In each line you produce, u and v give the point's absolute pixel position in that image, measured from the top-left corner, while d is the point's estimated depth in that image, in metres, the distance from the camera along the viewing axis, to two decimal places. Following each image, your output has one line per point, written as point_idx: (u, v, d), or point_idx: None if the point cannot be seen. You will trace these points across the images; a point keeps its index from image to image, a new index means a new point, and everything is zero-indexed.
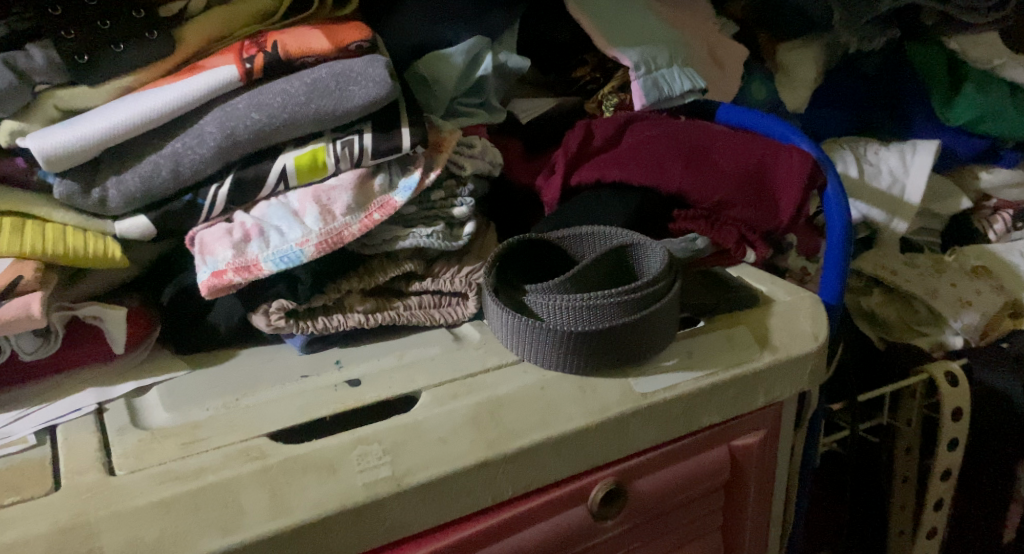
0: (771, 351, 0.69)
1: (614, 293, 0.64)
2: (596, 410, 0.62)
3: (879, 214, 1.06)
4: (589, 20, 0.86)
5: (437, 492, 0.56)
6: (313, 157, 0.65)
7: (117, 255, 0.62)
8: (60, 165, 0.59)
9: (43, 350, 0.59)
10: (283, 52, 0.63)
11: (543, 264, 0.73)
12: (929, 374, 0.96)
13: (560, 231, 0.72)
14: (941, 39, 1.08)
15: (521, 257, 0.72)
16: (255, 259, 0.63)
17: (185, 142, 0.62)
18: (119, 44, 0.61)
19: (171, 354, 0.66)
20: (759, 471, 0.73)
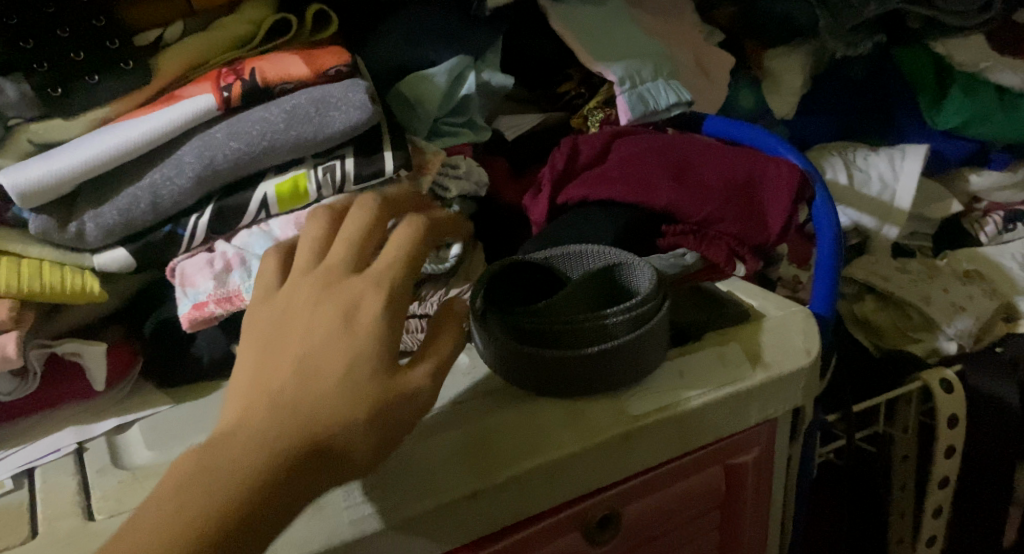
0: (764, 368, 0.68)
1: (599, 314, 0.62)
2: (587, 435, 0.61)
3: (868, 220, 1.07)
4: (572, 36, 0.85)
5: (425, 525, 0.56)
6: (294, 184, 0.64)
7: (95, 289, 0.60)
8: (35, 200, 0.58)
9: (21, 391, 0.58)
10: (262, 78, 0.62)
11: (534, 287, 0.71)
12: (923, 382, 0.94)
13: (551, 252, 0.70)
14: (928, 42, 1.07)
15: (514, 279, 0.70)
16: (237, 289, 0.61)
17: (163, 172, 0.61)
18: (93, 75, 0.60)
19: (154, 387, 0.65)
20: (754, 489, 0.73)
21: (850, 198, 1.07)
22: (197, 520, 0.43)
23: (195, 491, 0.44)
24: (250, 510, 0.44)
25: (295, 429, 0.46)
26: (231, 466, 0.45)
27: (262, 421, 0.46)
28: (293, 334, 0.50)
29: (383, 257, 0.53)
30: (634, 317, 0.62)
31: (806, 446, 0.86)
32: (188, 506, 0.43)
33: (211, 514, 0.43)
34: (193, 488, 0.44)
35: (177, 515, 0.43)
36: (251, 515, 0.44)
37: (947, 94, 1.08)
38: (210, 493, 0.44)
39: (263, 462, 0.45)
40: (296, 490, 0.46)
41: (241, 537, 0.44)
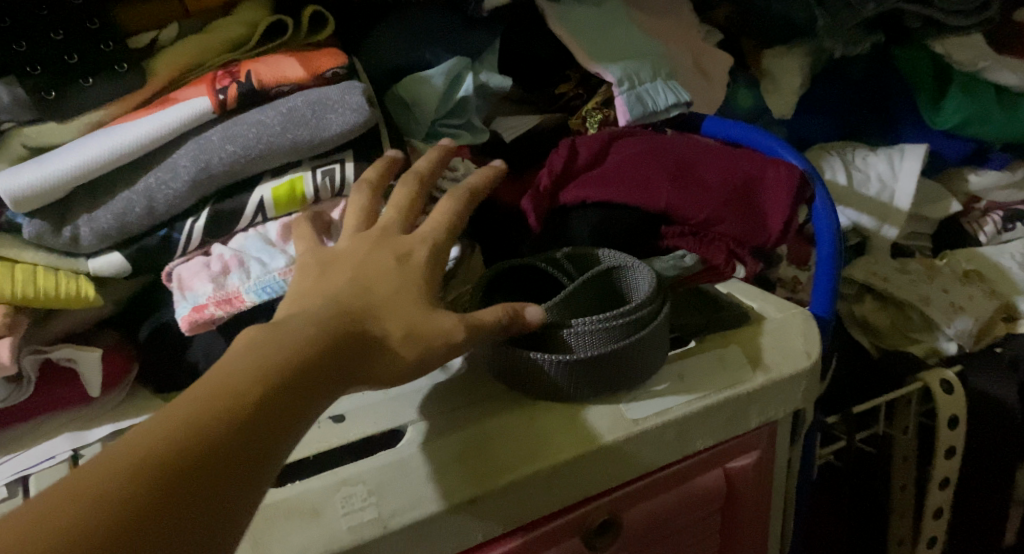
0: (763, 371, 0.68)
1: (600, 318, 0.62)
2: (587, 440, 0.60)
3: (868, 220, 1.06)
4: (569, 37, 0.85)
5: (423, 531, 0.55)
6: (290, 187, 0.63)
7: (89, 294, 0.59)
8: (29, 205, 0.57)
9: (15, 397, 0.57)
10: (257, 81, 0.61)
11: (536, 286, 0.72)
12: (924, 383, 0.94)
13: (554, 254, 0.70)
14: (927, 43, 1.06)
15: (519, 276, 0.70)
16: (236, 290, 0.61)
17: (158, 176, 0.60)
18: (87, 78, 0.59)
19: (150, 393, 0.64)
20: (754, 492, 0.72)
21: (850, 198, 1.07)
22: (165, 451, 0.41)
23: (162, 427, 0.42)
24: (220, 441, 0.42)
25: (257, 368, 0.45)
26: (198, 402, 0.43)
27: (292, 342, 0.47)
28: (351, 264, 0.54)
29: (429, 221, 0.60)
30: (631, 320, 0.62)
31: (806, 449, 0.86)
32: (152, 441, 0.41)
33: (176, 445, 0.41)
34: (160, 427, 0.42)
35: (140, 450, 0.41)
36: (220, 445, 0.42)
37: (946, 93, 1.07)
38: (170, 429, 0.42)
39: (233, 397, 0.44)
40: (270, 418, 0.44)
41: (212, 467, 0.41)
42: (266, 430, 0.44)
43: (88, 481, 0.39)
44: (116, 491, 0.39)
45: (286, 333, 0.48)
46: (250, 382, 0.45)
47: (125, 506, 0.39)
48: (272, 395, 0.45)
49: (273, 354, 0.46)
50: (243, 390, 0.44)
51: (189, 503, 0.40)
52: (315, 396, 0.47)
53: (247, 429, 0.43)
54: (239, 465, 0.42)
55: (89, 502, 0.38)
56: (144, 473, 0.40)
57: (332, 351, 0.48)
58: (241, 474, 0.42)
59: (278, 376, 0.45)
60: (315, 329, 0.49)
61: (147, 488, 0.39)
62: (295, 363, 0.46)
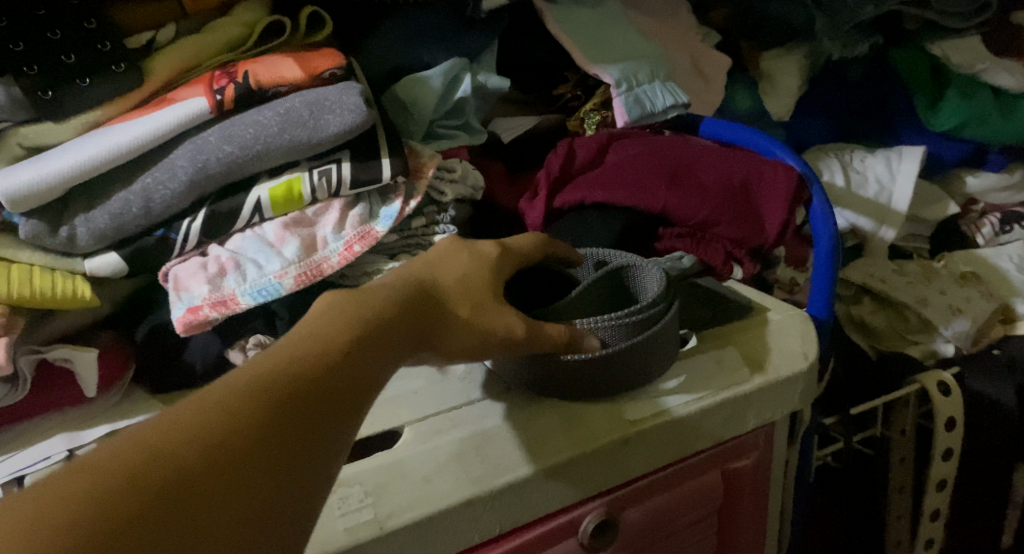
0: (762, 373, 0.68)
1: (612, 317, 0.62)
2: (584, 441, 0.60)
3: (866, 222, 1.06)
4: (568, 38, 0.85)
5: (421, 533, 0.55)
6: (288, 188, 0.63)
7: (86, 295, 0.59)
8: (26, 205, 0.57)
9: (10, 397, 0.57)
10: (254, 82, 0.61)
11: (545, 291, 0.70)
12: (921, 385, 0.94)
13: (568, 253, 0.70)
14: (924, 44, 1.07)
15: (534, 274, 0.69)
16: (233, 292, 0.61)
17: (155, 176, 0.60)
18: (84, 79, 0.59)
19: (146, 394, 0.64)
20: (752, 492, 0.72)
21: (847, 201, 1.07)
22: (247, 399, 0.42)
23: (243, 379, 0.43)
24: (297, 392, 0.44)
25: (350, 320, 0.49)
26: (276, 360, 0.45)
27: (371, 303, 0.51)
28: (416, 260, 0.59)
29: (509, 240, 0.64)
30: (645, 318, 0.63)
31: (804, 450, 0.86)
32: (234, 389, 0.42)
33: (256, 393, 0.43)
34: (239, 380, 0.43)
35: (223, 396, 0.42)
36: (297, 395, 0.43)
37: (944, 95, 1.08)
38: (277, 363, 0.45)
39: (309, 356, 0.45)
40: (343, 378, 0.46)
41: (290, 415, 0.43)
42: (340, 389, 0.45)
43: (173, 423, 0.40)
44: (202, 429, 0.40)
45: (356, 305, 0.50)
46: (323, 345, 0.46)
47: (208, 444, 0.40)
48: (344, 356, 0.47)
49: (342, 322, 0.48)
50: (317, 352, 0.46)
51: (268, 446, 0.41)
52: (382, 364, 0.48)
53: (323, 384, 0.45)
54: (314, 419, 0.43)
55: (174, 440, 0.39)
56: (230, 415, 0.41)
57: (398, 324, 0.51)
58: (317, 425, 0.43)
59: (349, 341, 0.47)
60: (383, 303, 0.51)
61: (233, 429, 0.41)
62: (365, 332, 0.49)
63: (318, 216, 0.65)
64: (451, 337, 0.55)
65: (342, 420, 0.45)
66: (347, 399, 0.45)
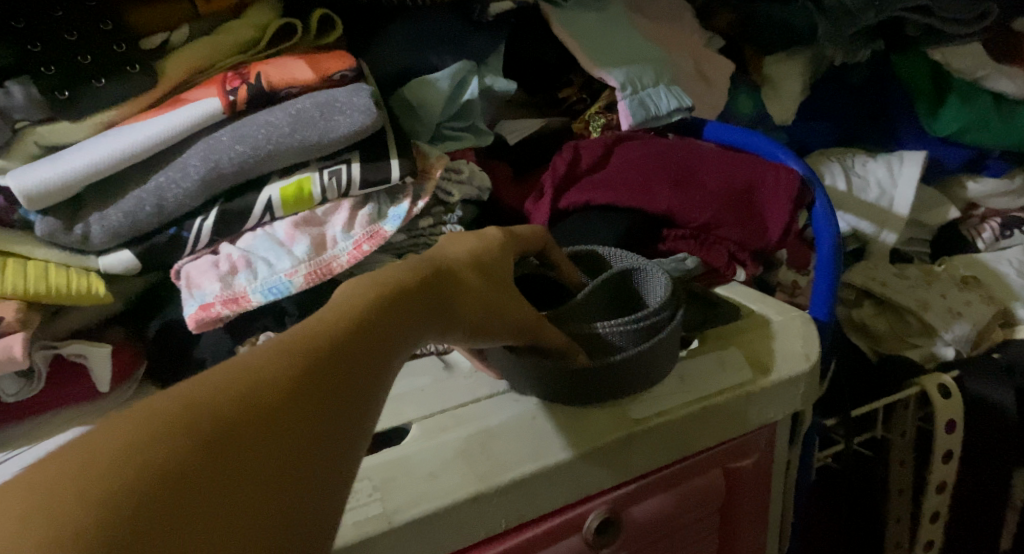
0: (764, 374, 0.69)
1: (619, 323, 0.63)
2: (587, 439, 0.61)
3: (867, 225, 1.07)
4: (574, 41, 0.86)
5: (429, 528, 0.56)
6: (298, 188, 0.64)
7: (101, 291, 0.60)
8: (42, 203, 0.58)
9: (26, 391, 0.58)
10: (267, 83, 0.62)
11: (544, 288, 0.71)
12: (921, 387, 0.95)
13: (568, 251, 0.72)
14: (924, 49, 1.08)
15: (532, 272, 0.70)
16: (243, 290, 0.62)
17: (168, 175, 0.61)
18: (99, 79, 0.60)
19: (157, 390, 0.65)
20: (753, 492, 0.73)
21: (849, 204, 1.08)
22: (279, 364, 0.41)
23: (273, 347, 0.42)
24: (328, 357, 0.43)
25: (376, 290, 0.48)
26: (305, 329, 0.44)
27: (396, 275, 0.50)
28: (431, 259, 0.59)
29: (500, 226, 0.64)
30: (653, 324, 0.63)
31: (805, 451, 0.87)
32: (265, 356, 0.41)
33: (288, 358, 0.41)
34: (269, 348, 0.42)
35: (257, 360, 0.41)
36: (330, 361, 0.43)
37: (944, 101, 1.09)
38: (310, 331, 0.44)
39: (336, 325, 0.44)
40: (371, 345, 0.45)
41: (323, 379, 0.42)
42: (369, 355, 0.44)
43: (213, 382, 0.39)
44: (237, 392, 0.39)
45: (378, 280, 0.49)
46: (348, 314, 0.46)
47: (246, 405, 0.39)
48: (370, 326, 0.46)
49: (365, 295, 0.48)
50: (345, 320, 0.45)
51: (306, 408, 0.40)
52: (406, 334, 0.48)
53: (353, 351, 0.44)
54: (347, 383, 0.42)
55: (210, 401, 0.38)
56: (263, 379, 0.40)
57: (423, 296, 0.50)
58: (350, 390, 0.42)
59: (374, 311, 0.47)
60: (402, 275, 0.50)
61: (268, 392, 0.40)
62: (389, 302, 0.48)
63: (327, 216, 0.66)
64: (471, 301, 0.53)
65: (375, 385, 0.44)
66: (381, 366, 0.45)
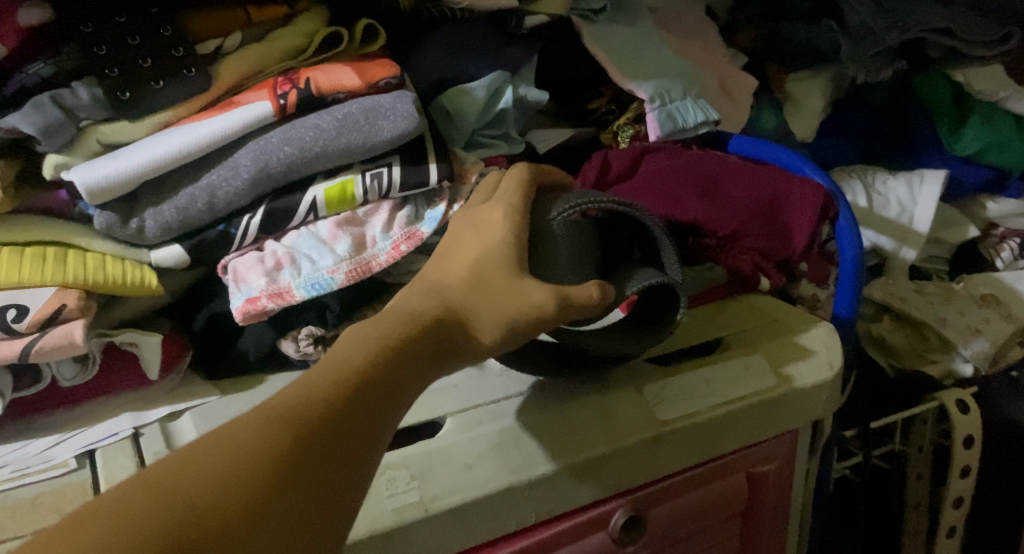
0: (787, 380, 0.70)
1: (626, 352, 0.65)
2: (616, 438, 0.63)
3: (887, 241, 1.09)
4: (605, 54, 0.88)
5: (463, 516, 0.58)
6: (342, 189, 0.66)
7: (153, 283, 0.64)
8: (101, 197, 0.61)
9: (81, 377, 0.62)
10: (315, 88, 0.65)
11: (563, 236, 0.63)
12: (940, 402, 0.95)
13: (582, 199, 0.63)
14: (946, 71, 1.09)
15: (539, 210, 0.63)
16: (288, 285, 0.64)
17: (220, 174, 0.64)
18: (158, 80, 0.63)
19: (202, 379, 0.68)
20: (775, 497, 0.74)
21: (872, 220, 1.09)
22: (266, 447, 0.44)
23: (260, 424, 0.45)
24: (314, 435, 0.45)
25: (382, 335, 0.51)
26: (293, 402, 0.46)
27: (399, 314, 0.53)
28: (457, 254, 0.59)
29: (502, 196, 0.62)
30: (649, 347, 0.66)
31: (823, 461, 0.88)
32: (253, 434, 0.45)
33: (276, 439, 0.44)
34: (257, 425, 0.45)
35: (243, 442, 0.44)
36: (317, 440, 0.45)
37: (966, 121, 1.10)
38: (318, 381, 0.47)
39: (325, 395, 0.47)
40: (360, 416, 0.47)
41: (309, 462, 0.44)
42: (357, 430, 0.47)
43: (229, 446, 0.44)
44: (226, 480, 0.43)
45: (369, 334, 0.51)
46: (334, 380, 0.48)
47: (247, 479, 0.43)
48: (370, 379, 0.49)
49: (357, 355, 0.49)
50: (333, 389, 0.47)
51: (296, 483, 0.44)
52: (398, 392, 0.49)
53: (342, 427, 0.46)
54: (338, 454, 0.46)
55: (198, 493, 0.42)
56: (248, 466, 0.43)
57: (419, 345, 0.51)
58: (335, 469, 0.45)
59: (364, 374, 0.48)
60: (395, 326, 0.52)
61: (254, 481, 0.43)
62: (381, 362, 0.49)
63: (368, 216, 0.68)
64: (478, 317, 0.55)
65: (361, 459, 0.47)
66: (367, 438, 0.47)
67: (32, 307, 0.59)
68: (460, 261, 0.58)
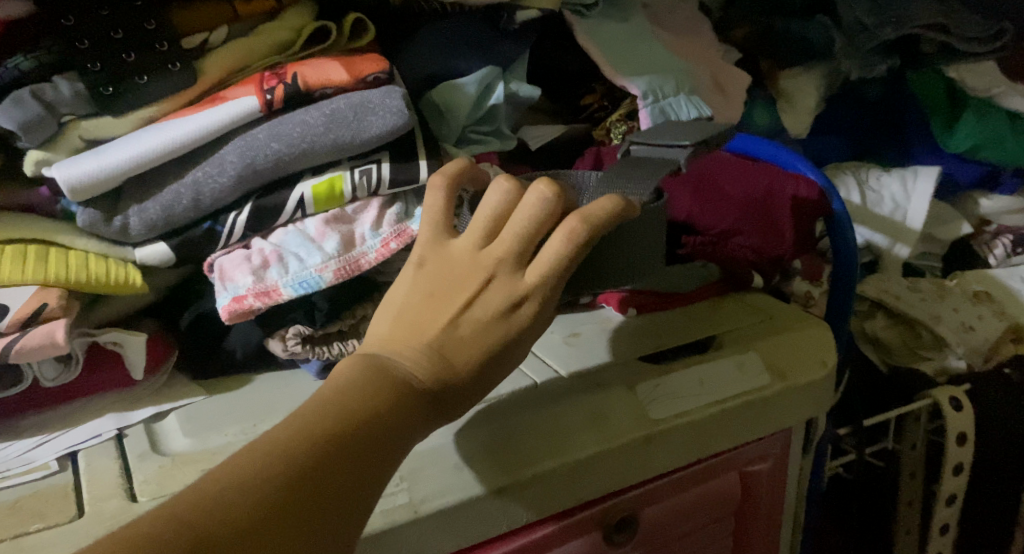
0: (785, 382, 0.70)
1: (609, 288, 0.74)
2: (610, 438, 0.63)
3: (881, 239, 1.10)
4: (596, 49, 0.87)
5: (454, 518, 0.58)
6: (330, 185, 0.65)
7: (137, 282, 0.63)
8: (85, 194, 0.60)
9: (63, 377, 0.61)
10: (303, 83, 0.64)
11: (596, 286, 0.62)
12: (933, 399, 0.95)
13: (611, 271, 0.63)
14: (940, 67, 1.08)
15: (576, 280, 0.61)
16: (275, 284, 0.63)
17: (206, 171, 0.63)
18: (142, 75, 0.62)
19: (188, 379, 0.68)
20: (768, 496, 0.74)
21: (864, 216, 1.09)
22: (262, 486, 0.44)
23: (258, 461, 0.45)
24: (311, 478, 0.45)
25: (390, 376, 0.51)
26: (290, 441, 0.46)
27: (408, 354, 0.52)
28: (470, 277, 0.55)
29: (539, 268, 0.54)
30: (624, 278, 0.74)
31: (817, 460, 0.87)
32: (248, 473, 0.45)
33: (272, 477, 0.45)
34: (252, 463, 0.45)
35: (243, 478, 0.44)
36: (313, 485, 0.45)
37: (960, 117, 1.09)
38: (324, 417, 0.48)
39: (322, 437, 0.47)
40: (358, 463, 0.47)
41: (309, 499, 0.45)
42: (362, 465, 0.47)
43: (232, 478, 0.44)
44: (226, 508, 0.43)
45: (371, 374, 0.50)
46: (332, 422, 0.47)
47: (246, 514, 0.43)
48: (376, 421, 0.49)
49: (361, 397, 0.49)
50: (334, 429, 0.47)
51: (296, 519, 0.44)
52: (397, 442, 0.49)
53: (338, 474, 0.46)
54: (340, 493, 0.46)
55: (193, 528, 0.42)
56: (249, 503, 0.43)
57: (422, 393, 0.51)
58: (331, 515, 0.45)
59: (362, 418, 0.48)
60: (393, 366, 0.51)
61: (247, 523, 0.43)
62: (381, 406, 0.49)
63: (357, 214, 0.67)
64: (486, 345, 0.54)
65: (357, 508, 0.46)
66: (363, 488, 0.47)
67: (12, 306, 0.58)
68: (476, 319, 0.54)
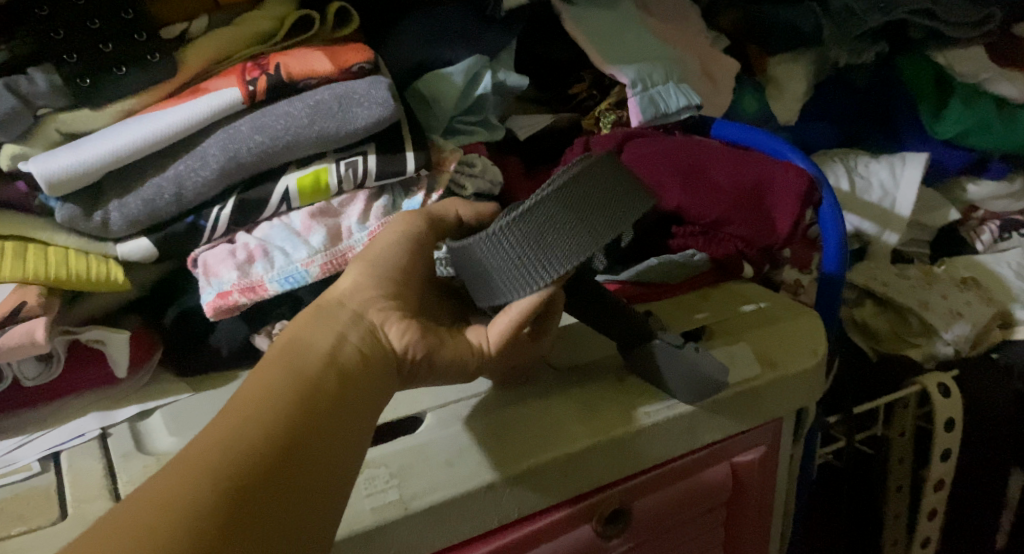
0: (773, 369, 0.69)
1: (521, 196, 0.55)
2: (600, 431, 0.62)
3: (870, 226, 1.08)
4: (585, 37, 0.86)
5: (443, 514, 0.57)
6: (315, 178, 0.64)
7: (119, 278, 0.62)
8: (62, 188, 0.59)
9: (45, 376, 0.60)
10: (286, 73, 0.63)
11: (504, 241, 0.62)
12: (921, 385, 0.94)
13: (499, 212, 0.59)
14: (929, 52, 1.08)
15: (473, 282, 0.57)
16: (260, 279, 0.63)
17: (188, 164, 0.61)
18: (120, 67, 0.61)
19: (172, 376, 0.67)
20: (760, 486, 0.73)
21: (855, 203, 1.08)
22: (251, 437, 0.46)
23: (176, 490, 0.43)
24: (248, 487, 0.44)
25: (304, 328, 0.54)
26: (207, 462, 0.45)
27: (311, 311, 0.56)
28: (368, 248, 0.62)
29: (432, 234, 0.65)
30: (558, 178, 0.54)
31: (807, 449, 0.87)
32: (195, 487, 0.43)
33: (234, 476, 0.45)
34: (213, 458, 0.45)
35: (236, 435, 0.46)
36: (296, 441, 0.47)
37: (948, 104, 1.09)
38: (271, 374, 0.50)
39: (279, 395, 0.49)
40: (327, 409, 0.50)
41: (301, 438, 0.48)
42: (324, 398, 0.50)
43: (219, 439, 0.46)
44: (230, 460, 0.45)
45: (256, 380, 0.50)
46: (280, 393, 0.49)
47: (249, 459, 0.45)
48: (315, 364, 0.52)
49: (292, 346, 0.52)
50: (288, 381, 0.50)
51: (297, 456, 0.47)
52: (345, 399, 0.51)
53: (308, 443, 0.48)
54: (323, 426, 0.49)
55: (204, 478, 0.44)
56: (248, 451, 0.46)
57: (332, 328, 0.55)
58: (325, 460, 0.48)
59: (302, 384, 0.50)
60: (275, 362, 0.51)
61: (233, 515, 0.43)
62: (294, 396, 0.49)
63: (343, 207, 0.66)
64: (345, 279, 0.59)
65: (338, 476, 0.48)
66: (333, 457, 0.49)
67: None
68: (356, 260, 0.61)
